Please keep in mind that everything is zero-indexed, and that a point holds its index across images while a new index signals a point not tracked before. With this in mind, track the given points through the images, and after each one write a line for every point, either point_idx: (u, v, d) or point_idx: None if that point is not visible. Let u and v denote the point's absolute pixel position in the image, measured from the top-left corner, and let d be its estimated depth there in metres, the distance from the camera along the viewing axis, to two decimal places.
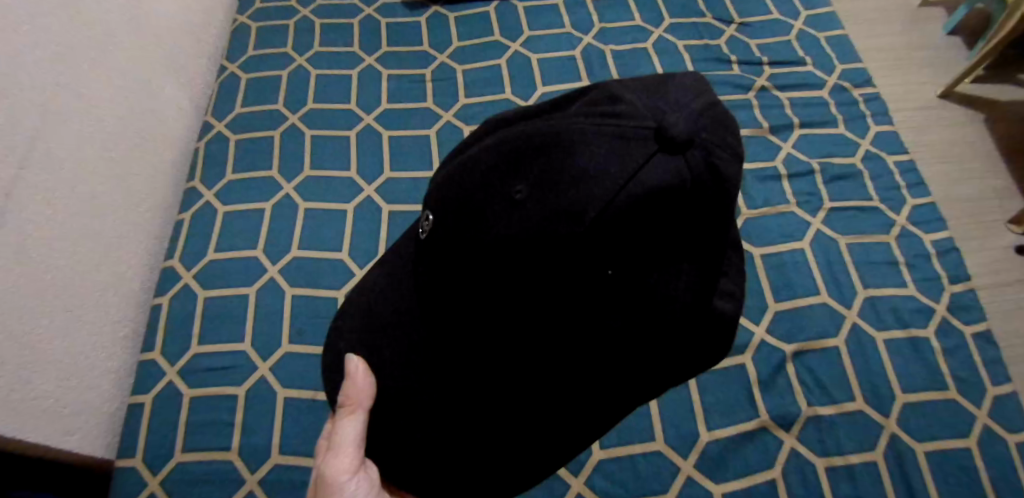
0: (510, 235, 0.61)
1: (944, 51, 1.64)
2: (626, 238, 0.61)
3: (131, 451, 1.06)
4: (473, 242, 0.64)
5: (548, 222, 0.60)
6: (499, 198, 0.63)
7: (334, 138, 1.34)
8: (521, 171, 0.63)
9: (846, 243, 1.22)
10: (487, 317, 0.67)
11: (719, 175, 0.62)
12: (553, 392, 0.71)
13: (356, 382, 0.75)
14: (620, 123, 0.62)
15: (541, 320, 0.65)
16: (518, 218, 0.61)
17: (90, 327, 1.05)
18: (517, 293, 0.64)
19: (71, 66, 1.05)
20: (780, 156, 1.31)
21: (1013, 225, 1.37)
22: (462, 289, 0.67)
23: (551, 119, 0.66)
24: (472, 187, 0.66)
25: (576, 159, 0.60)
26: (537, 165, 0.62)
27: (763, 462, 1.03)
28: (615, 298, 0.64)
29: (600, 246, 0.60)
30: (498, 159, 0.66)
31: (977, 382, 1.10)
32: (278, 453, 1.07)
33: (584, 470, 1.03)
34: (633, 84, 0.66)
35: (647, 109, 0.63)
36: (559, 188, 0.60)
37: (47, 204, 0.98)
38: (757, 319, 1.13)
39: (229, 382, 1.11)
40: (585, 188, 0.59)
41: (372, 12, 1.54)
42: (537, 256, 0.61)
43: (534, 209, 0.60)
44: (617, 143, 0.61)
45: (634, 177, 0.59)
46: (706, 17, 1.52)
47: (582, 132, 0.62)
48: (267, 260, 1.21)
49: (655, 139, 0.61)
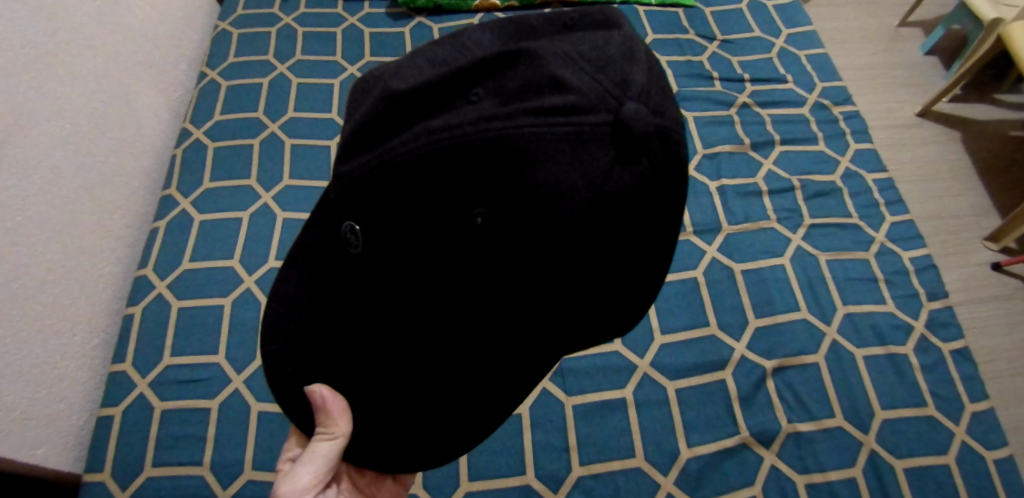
0: (477, 255, 0.57)
1: (921, 70, 1.67)
2: (599, 241, 0.58)
3: (99, 465, 1.03)
4: (436, 266, 0.58)
5: (521, 247, 0.57)
6: (454, 219, 0.56)
7: (313, 147, 1.33)
8: (473, 186, 0.55)
9: (825, 260, 1.22)
10: (450, 338, 0.63)
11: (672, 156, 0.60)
12: None
13: (333, 411, 0.68)
14: (575, 123, 0.55)
15: (516, 330, 0.62)
16: (483, 239, 0.57)
17: (58, 337, 1.02)
18: (490, 310, 0.61)
19: (44, 68, 1.02)
20: (761, 172, 1.31)
21: (990, 242, 1.38)
22: (424, 313, 0.61)
23: (485, 109, 0.56)
24: (415, 202, 0.57)
25: (540, 176, 0.55)
26: (494, 181, 0.55)
27: (744, 478, 1.03)
28: (584, 294, 0.62)
29: (573, 253, 0.58)
30: (441, 169, 0.56)
31: (955, 398, 1.10)
32: (251, 468, 1.04)
33: (563, 488, 1.01)
34: (571, 55, 0.57)
35: (597, 98, 0.56)
36: (526, 206, 0.56)
37: (15, 210, 0.95)
38: (737, 335, 1.13)
39: (203, 395, 1.09)
40: (556, 204, 0.55)
41: (355, 21, 1.53)
42: (508, 270, 0.58)
43: (505, 231, 0.56)
44: (578, 148, 0.55)
45: (599, 183, 0.56)
46: (689, 33, 1.52)
47: (538, 139, 0.54)
48: (243, 271, 1.19)
49: (615, 136, 0.56)
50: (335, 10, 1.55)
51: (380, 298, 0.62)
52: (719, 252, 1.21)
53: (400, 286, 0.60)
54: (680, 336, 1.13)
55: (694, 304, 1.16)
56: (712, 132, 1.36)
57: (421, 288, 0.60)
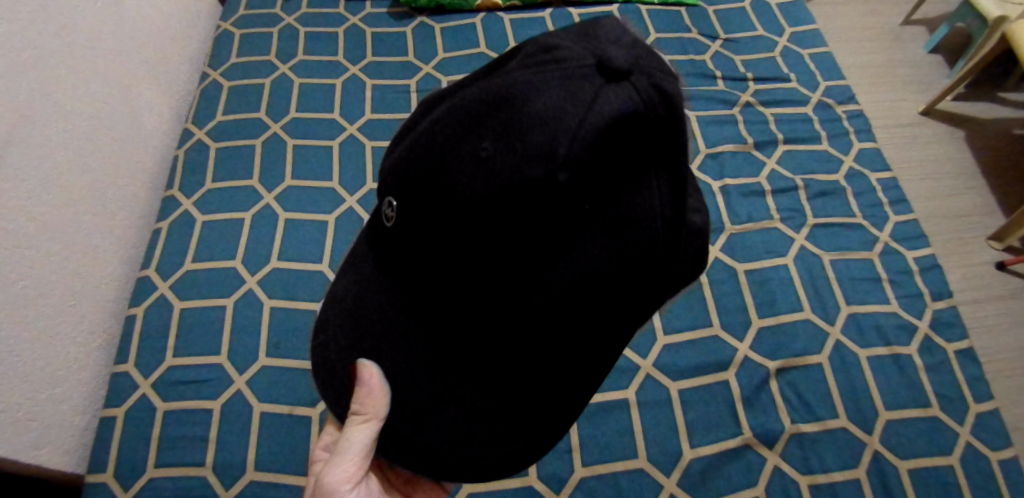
0: (480, 197, 0.59)
1: (925, 69, 1.66)
2: (596, 168, 0.58)
3: (101, 466, 1.03)
4: (444, 210, 0.61)
5: (518, 174, 0.57)
6: (460, 164, 0.60)
7: (315, 147, 1.33)
8: (477, 134, 0.60)
9: (829, 260, 1.22)
10: (463, 288, 0.63)
11: (669, 94, 0.59)
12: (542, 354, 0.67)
13: (370, 389, 0.69)
14: (563, 65, 0.59)
15: (527, 285, 0.61)
16: (485, 178, 0.58)
17: (60, 338, 1.02)
18: (501, 265, 0.60)
19: (45, 68, 1.02)
20: (764, 172, 1.31)
21: (994, 241, 1.38)
22: (441, 250, 0.63)
23: (493, 78, 0.63)
24: (430, 161, 0.62)
25: (532, 107, 0.58)
26: (492, 121, 0.59)
27: (746, 480, 1.02)
28: (600, 246, 0.60)
29: (571, 187, 0.57)
30: (453, 126, 0.62)
31: (959, 399, 1.10)
32: (254, 468, 1.04)
33: (565, 489, 1.01)
34: (567, 32, 0.63)
35: (585, 48, 0.59)
36: (518, 134, 0.57)
37: (17, 212, 0.95)
38: (740, 335, 1.13)
39: (205, 396, 1.08)
40: (548, 134, 0.56)
41: (357, 21, 1.53)
42: (514, 199, 0.58)
43: (504, 166, 0.57)
44: (569, 85, 0.57)
45: (591, 111, 0.56)
46: (691, 33, 1.52)
47: (530, 83, 0.59)
48: (245, 271, 1.19)
49: (603, 72, 0.57)
50: (337, 10, 1.55)
51: (406, 265, 0.67)
52: (722, 252, 1.21)
53: (421, 241, 0.64)
54: (683, 336, 1.13)
55: (697, 305, 1.16)
56: (715, 131, 1.36)
57: (435, 247, 0.63)
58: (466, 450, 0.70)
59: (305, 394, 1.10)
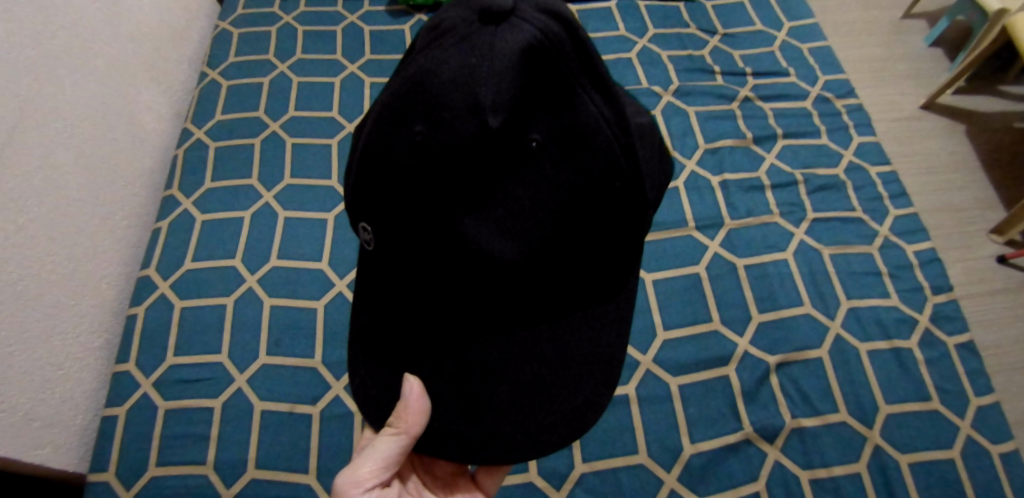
0: (432, 174, 0.59)
1: (926, 62, 1.66)
2: (524, 100, 0.58)
3: (103, 465, 1.04)
4: (403, 203, 0.61)
5: (454, 138, 0.57)
6: (405, 153, 0.60)
7: (314, 146, 1.33)
8: (405, 118, 0.60)
9: (829, 254, 1.21)
10: (433, 268, 0.63)
11: (557, 8, 0.59)
12: (530, 313, 0.66)
13: (411, 405, 0.67)
14: (454, 33, 0.59)
15: (513, 240, 0.61)
16: (426, 153, 0.59)
17: (61, 338, 1.02)
18: (488, 232, 0.60)
19: (43, 68, 1.02)
20: (764, 167, 1.31)
21: (996, 235, 1.37)
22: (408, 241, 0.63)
23: (403, 72, 0.63)
24: (377, 163, 0.62)
25: (441, 76, 0.58)
26: (415, 103, 0.59)
27: (747, 474, 1.02)
28: (563, 172, 0.60)
29: (507, 128, 0.58)
30: (382, 128, 0.62)
31: (960, 392, 1.09)
32: (255, 467, 1.04)
33: (566, 485, 1.01)
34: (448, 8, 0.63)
35: (465, 9, 0.60)
36: (440, 103, 0.58)
37: (17, 212, 0.95)
38: (740, 330, 1.13)
39: (206, 395, 1.09)
40: (467, 90, 0.57)
41: (355, 19, 1.53)
42: (459, 165, 0.58)
43: (442, 140, 0.58)
44: (467, 43, 0.58)
45: (495, 54, 0.56)
46: (690, 28, 1.51)
47: (432, 58, 0.59)
48: (245, 270, 1.19)
49: (489, 19, 0.58)
50: (335, 9, 1.55)
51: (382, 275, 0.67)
52: (721, 248, 1.21)
53: (394, 241, 0.64)
54: (683, 332, 1.13)
55: (697, 300, 1.15)
56: (714, 126, 1.35)
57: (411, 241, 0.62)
58: (531, 424, 0.69)
59: (305, 392, 1.10)
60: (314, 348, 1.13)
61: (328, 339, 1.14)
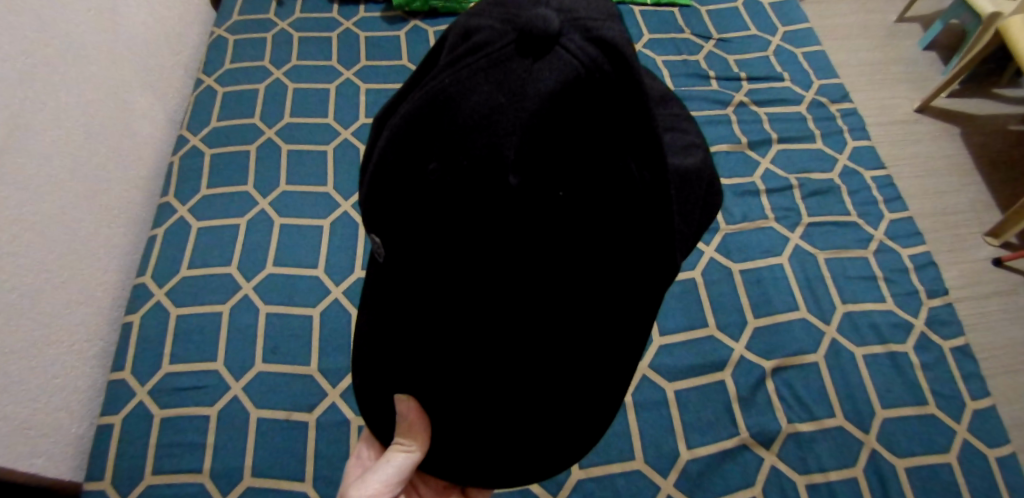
0: (446, 223, 0.52)
1: (920, 65, 1.66)
2: (556, 151, 0.50)
3: (99, 474, 1.03)
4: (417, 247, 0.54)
5: (474, 190, 0.50)
6: (413, 191, 0.53)
7: (310, 152, 1.33)
8: (417, 149, 0.52)
9: (824, 258, 1.22)
10: (445, 321, 0.56)
11: (610, 43, 0.49)
12: (550, 370, 0.60)
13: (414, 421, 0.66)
14: (487, 52, 0.49)
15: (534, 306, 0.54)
16: (438, 200, 0.52)
17: (56, 346, 1.02)
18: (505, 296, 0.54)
19: (39, 77, 1.02)
20: (759, 171, 1.31)
21: (991, 237, 1.38)
22: (419, 288, 0.56)
23: (423, 83, 0.54)
24: (382, 190, 0.55)
25: (462, 111, 0.49)
26: (436, 134, 0.51)
27: (743, 480, 1.02)
28: (590, 239, 0.52)
29: (533, 183, 0.50)
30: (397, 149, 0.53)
31: (956, 396, 1.09)
32: (250, 474, 1.04)
33: (562, 491, 1.01)
34: (483, 3, 0.53)
35: (502, 22, 0.50)
36: (462, 145, 0.49)
37: (12, 220, 0.95)
38: (736, 335, 1.13)
39: (202, 402, 1.09)
40: (489, 139, 0.48)
41: (350, 25, 1.53)
42: (479, 221, 0.51)
43: (458, 189, 0.50)
44: (495, 74, 0.49)
45: (526, 101, 0.48)
46: (684, 33, 1.52)
47: (456, 82, 0.50)
48: (241, 277, 1.18)
49: (525, 47, 0.49)
50: (330, 15, 1.55)
51: (391, 306, 0.60)
52: (716, 252, 1.21)
53: (402, 276, 0.57)
54: (679, 337, 1.13)
55: (692, 305, 1.16)
56: (709, 130, 1.35)
57: (423, 273, 0.55)
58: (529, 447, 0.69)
59: (301, 400, 1.09)
60: (310, 355, 1.13)
61: (323, 347, 1.13)
